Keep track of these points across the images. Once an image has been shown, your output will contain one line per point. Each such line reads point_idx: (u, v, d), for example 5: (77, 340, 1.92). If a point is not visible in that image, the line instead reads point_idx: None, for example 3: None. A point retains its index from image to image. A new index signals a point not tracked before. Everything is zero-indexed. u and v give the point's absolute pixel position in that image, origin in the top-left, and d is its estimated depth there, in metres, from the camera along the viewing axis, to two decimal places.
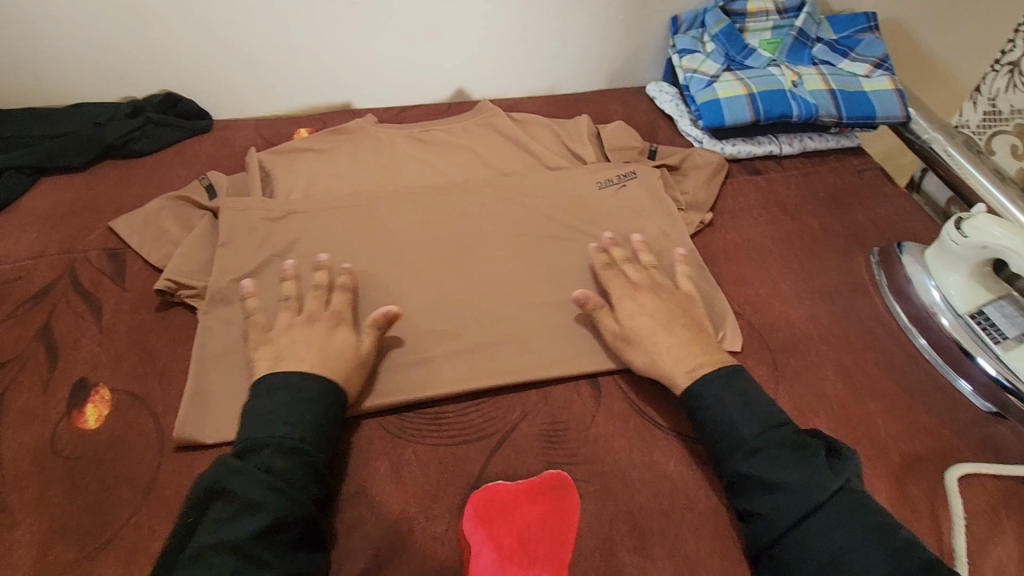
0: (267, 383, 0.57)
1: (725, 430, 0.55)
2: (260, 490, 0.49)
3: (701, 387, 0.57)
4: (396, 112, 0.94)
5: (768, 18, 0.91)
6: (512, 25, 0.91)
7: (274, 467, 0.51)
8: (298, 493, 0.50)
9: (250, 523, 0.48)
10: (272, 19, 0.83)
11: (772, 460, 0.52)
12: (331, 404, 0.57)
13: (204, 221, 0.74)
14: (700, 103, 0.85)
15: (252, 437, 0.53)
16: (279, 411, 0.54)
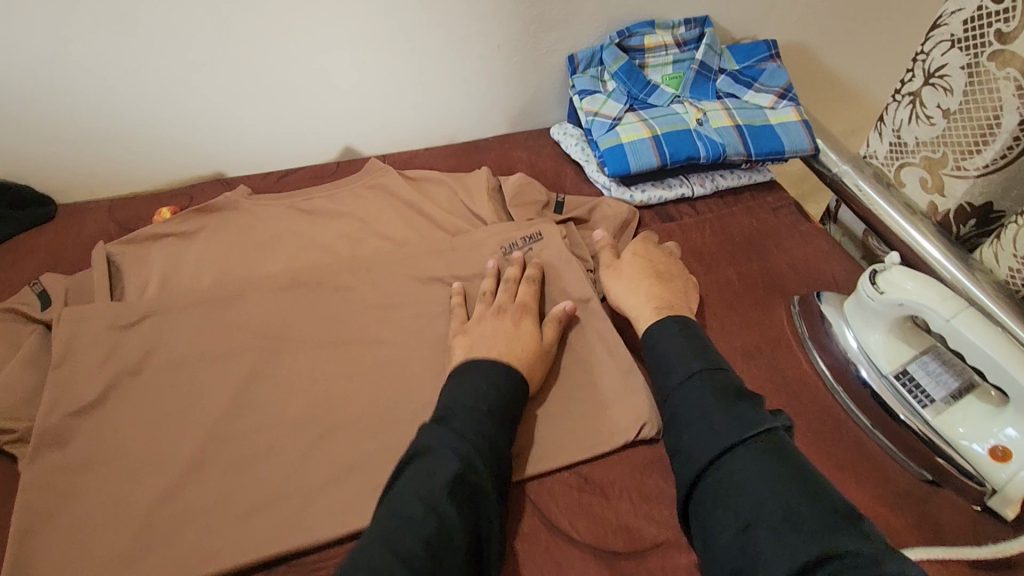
0: (469, 366, 0.56)
1: (666, 374, 0.57)
2: (452, 450, 0.47)
3: (661, 339, 0.60)
4: (276, 178, 0.85)
5: (668, 52, 0.86)
6: (394, 76, 0.82)
7: (465, 430, 0.49)
8: (485, 445, 0.49)
9: (436, 481, 0.45)
10: (112, 86, 0.72)
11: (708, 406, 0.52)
12: (512, 383, 0.55)
13: (34, 340, 0.63)
14: (603, 149, 0.80)
15: (442, 406, 0.52)
16: (475, 385, 0.53)
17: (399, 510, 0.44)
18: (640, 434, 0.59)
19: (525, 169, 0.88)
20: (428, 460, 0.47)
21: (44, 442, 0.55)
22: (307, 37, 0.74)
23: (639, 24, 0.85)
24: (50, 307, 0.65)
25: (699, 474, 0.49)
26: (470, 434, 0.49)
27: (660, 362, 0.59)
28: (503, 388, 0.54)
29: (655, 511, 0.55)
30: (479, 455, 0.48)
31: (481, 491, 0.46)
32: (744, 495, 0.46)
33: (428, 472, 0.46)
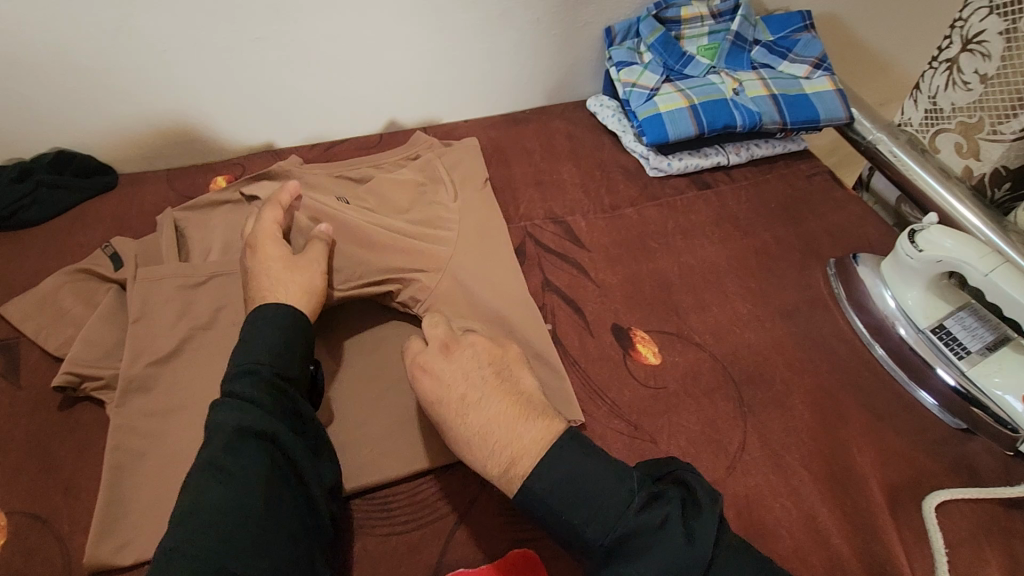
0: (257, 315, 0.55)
1: (580, 539, 0.45)
2: (236, 419, 0.47)
3: (537, 488, 0.46)
4: (324, 149, 0.88)
5: (703, 23, 0.88)
6: (438, 49, 0.84)
7: (254, 394, 0.49)
8: (277, 410, 0.49)
9: (220, 447, 0.46)
10: (172, 57, 0.74)
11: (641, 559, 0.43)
12: (295, 326, 0.55)
13: (110, 296, 0.66)
14: (642, 119, 0.82)
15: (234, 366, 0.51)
16: (261, 336, 0.53)
17: (203, 488, 0.44)
18: (679, 384, 0.62)
19: (563, 140, 0.90)
20: (212, 433, 0.48)
21: (128, 389, 0.59)
22: (357, 10, 0.77)
23: None
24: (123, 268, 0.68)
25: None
26: (258, 394, 0.49)
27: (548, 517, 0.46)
28: (294, 337, 0.54)
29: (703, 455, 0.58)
30: (271, 412, 0.49)
31: (281, 440, 0.48)
32: None
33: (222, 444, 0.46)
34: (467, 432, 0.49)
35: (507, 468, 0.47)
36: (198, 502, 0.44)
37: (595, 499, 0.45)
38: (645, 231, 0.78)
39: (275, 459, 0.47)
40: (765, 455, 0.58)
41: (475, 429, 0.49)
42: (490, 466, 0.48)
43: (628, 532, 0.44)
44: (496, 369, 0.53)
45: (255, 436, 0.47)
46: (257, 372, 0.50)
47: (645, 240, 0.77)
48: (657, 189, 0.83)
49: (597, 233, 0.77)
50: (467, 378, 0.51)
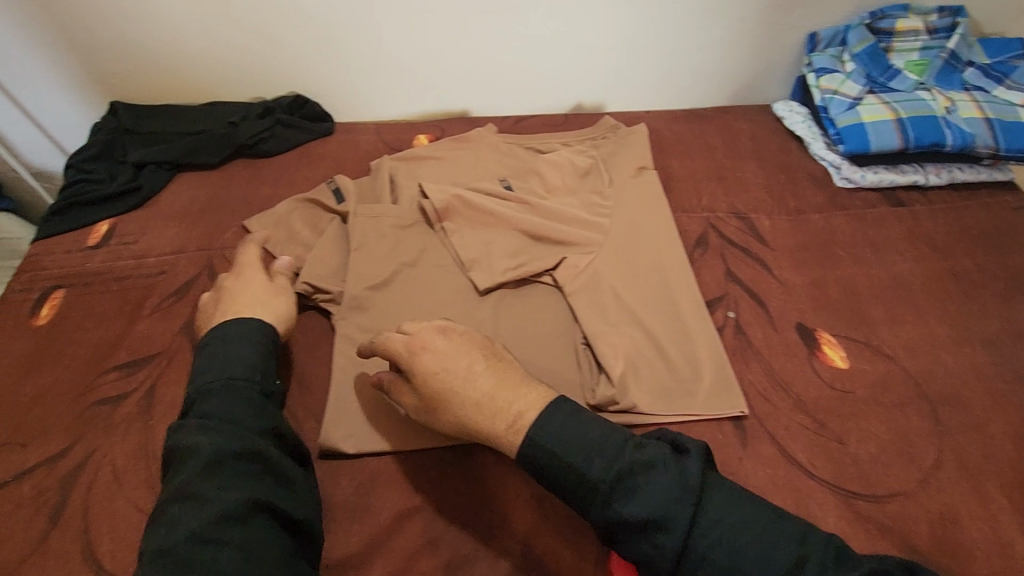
0: (221, 334, 0.56)
1: (572, 476, 0.47)
2: (214, 444, 0.47)
3: (540, 437, 0.48)
4: (513, 122, 0.94)
5: (917, 38, 0.86)
6: (639, 37, 0.88)
7: (220, 414, 0.49)
8: (256, 433, 0.49)
9: (195, 466, 0.46)
10: (408, 21, 0.84)
11: (641, 492, 0.45)
12: (240, 340, 0.56)
13: (334, 225, 0.75)
14: (841, 126, 0.82)
15: (198, 388, 0.52)
16: (225, 359, 0.54)
17: (194, 509, 0.44)
18: (866, 392, 0.62)
19: (747, 140, 0.90)
20: (185, 456, 0.47)
21: (350, 306, 0.66)
22: None
23: (893, 7, 0.86)
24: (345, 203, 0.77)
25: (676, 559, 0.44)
26: (221, 416, 0.49)
27: (550, 461, 0.48)
28: (257, 361, 0.55)
29: (893, 463, 0.57)
30: (245, 429, 0.49)
31: (269, 461, 0.48)
32: (745, 557, 0.43)
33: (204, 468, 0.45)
34: (472, 400, 0.51)
35: (513, 424, 0.50)
36: (187, 518, 0.43)
37: (597, 440, 0.48)
38: (832, 238, 0.77)
39: (259, 484, 0.46)
40: (962, 477, 0.56)
41: (484, 389, 0.51)
42: (498, 424, 0.50)
43: (632, 470, 0.46)
44: (479, 342, 0.55)
45: (233, 454, 0.47)
46: (220, 391, 0.51)
47: (832, 247, 0.75)
48: (845, 199, 0.81)
49: (781, 234, 0.77)
50: (465, 351, 0.54)
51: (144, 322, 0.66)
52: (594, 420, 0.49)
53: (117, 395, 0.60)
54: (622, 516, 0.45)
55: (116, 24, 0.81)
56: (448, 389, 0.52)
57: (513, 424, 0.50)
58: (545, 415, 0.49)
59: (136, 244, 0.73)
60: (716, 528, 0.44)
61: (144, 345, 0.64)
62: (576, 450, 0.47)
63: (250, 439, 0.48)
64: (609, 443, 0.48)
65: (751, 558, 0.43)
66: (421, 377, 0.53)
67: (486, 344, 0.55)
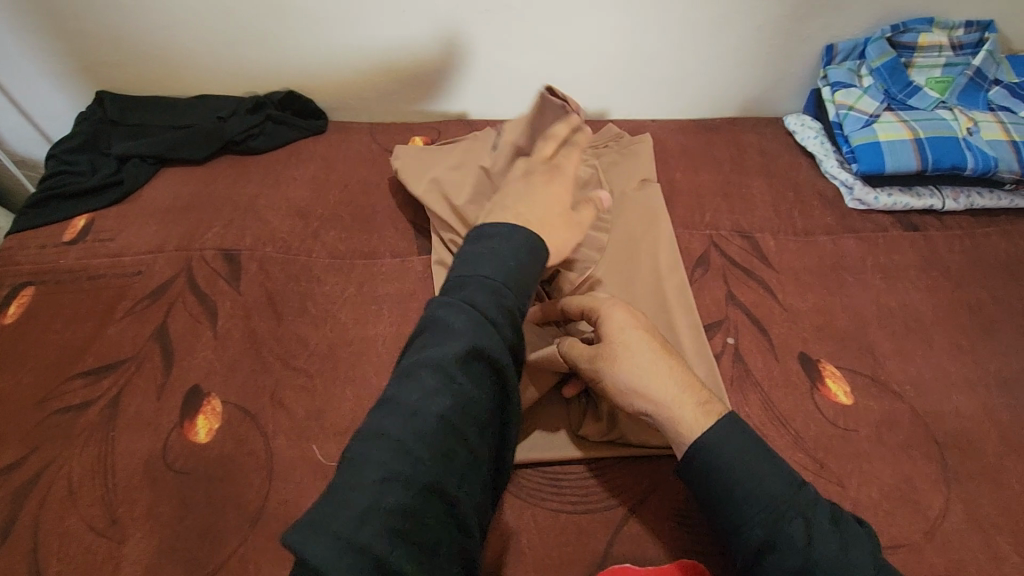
0: (478, 233, 0.49)
1: (743, 495, 0.43)
2: (469, 333, 0.40)
3: (718, 436, 0.45)
4: (513, 126, 0.90)
5: (941, 54, 0.82)
6: (648, 43, 0.84)
7: (480, 304, 0.42)
8: (503, 331, 0.42)
9: (452, 349, 0.39)
10: (407, 19, 0.80)
11: (819, 540, 0.41)
12: (517, 248, 0.47)
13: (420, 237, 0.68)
14: (855, 145, 0.78)
15: (449, 280, 0.45)
16: (497, 256, 0.46)
17: (434, 396, 0.38)
18: (870, 431, 0.58)
19: (755, 154, 0.86)
20: (440, 334, 0.41)
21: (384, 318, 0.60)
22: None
23: (917, 20, 0.81)
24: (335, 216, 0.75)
25: None
26: (487, 309, 0.42)
27: (719, 470, 0.44)
28: (521, 265, 0.47)
29: (897, 510, 0.53)
30: (504, 339, 0.42)
31: (507, 375, 0.41)
32: None
33: (453, 354, 0.39)
34: (649, 369, 0.48)
35: (701, 401, 0.47)
36: (401, 394, 0.38)
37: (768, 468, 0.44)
38: (841, 262, 0.73)
39: (486, 385, 0.40)
40: (970, 529, 0.52)
41: (653, 371, 0.48)
42: (683, 399, 0.47)
43: (805, 513, 0.42)
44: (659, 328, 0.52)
45: (489, 357, 0.40)
46: (484, 284, 0.44)
47: (840, 272, 0.72)
48: (856, 221, 0.77)
49: (787, 256, 0.73)
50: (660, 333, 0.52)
51: (115, 326, 0.63)
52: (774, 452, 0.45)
53: (80, 403, 0.57)
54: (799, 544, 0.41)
55: (104, 11, 0.78)
56: (630, 351, 0.49)
57: (698, 408, 0.46)
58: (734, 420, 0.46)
59: (113, 242, 0.71)
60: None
61: (113, 349, 0.61)
62: (759, 472, 0.43)
63: (493, 333, 0.41)
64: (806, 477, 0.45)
65: None
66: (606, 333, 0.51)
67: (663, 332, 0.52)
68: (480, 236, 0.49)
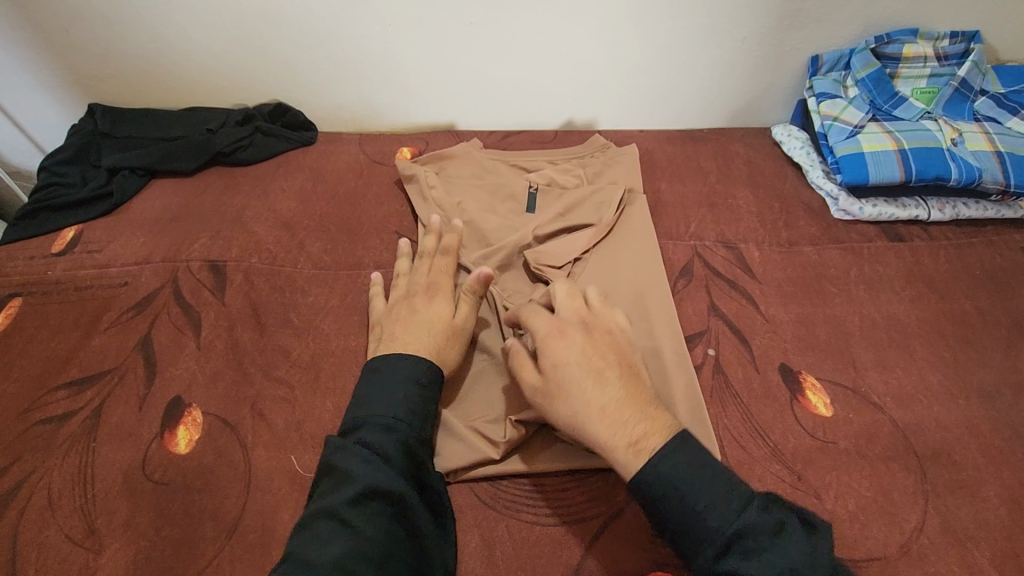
0: (385, 359, 0.57)
1: (689, 517, 0.45)
2: (365, 473, 0.48)
3: (662, 465, 0.46)
4: (500, 137, 0.91)
5: (926, 64, 0.82)
6: (633, 54, 0.85)
7: (376, 446, 0.50)
8: (401, 467, 0.50)
9: (347, 494, 0.47)
10: (392, 33, 0.81)
11: (761, 555, 0.43)
12: (418, 376, 0.55)
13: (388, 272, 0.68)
14: (839, 155, 0.78)
15: (353, 419, 0.53)
16: (386, 392, 0.54)
17: (336, 539, 0.45)
18: (849, 443, 0.58)
19: (741, 165, 0.86)
20: (338, 480, 0.48)
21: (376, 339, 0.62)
22: (568, 9, 0.79)
23: (901, 31, 0.81)
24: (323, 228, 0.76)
25: None
26: (381, 449, 0.50)
27: (670, 496, 0.45)
28: (419, 395, 0.55)
29: (874, 523, 0.53)
30: (400, 475, 0.49)
31: (409, 502, 0.48)
32: None
33: (348, 498, 0.47)
34: (585, 405, 0.50)
35: (635, 441, 0.48)
36: (308, 548, 0.45)
37: (710, 485, 0.46)
38: (824, 273, 0.73)
39: (388, 518, 0.47)
40: (948, 543, 0.52)
41: (592, 405, 0.50)
42: (618, 437, 0.48)
43: (749, 530, 0.44)
44: (621, 350, 0.55)
45: (381, 495, 0.48)
46: (379, 423, 0.52)
47: (823, 283, 0.72)
48: (841, 231, 0.77)
49: (770, 267, 0.73)
50: (603, 356, 0.53)
51: (100, 336, 0.64)
52: (720, 464, 0.47)
53: (62, 414, 0.58)
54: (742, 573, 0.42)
55: (95, 26, 0.79)
56: (568, 390, 0.51)
57: (629, 447, 0.48)
58: (678, 441, 0.48)
59: (101, 253, 0.71)
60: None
61: (97, 360, 0.62)
62: (697, 499, 0.45)
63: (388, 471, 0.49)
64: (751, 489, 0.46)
65: None
66: (552, 367, 0.52)
67: (621, 354, 0.54)
68: (384, 364, 0.56)
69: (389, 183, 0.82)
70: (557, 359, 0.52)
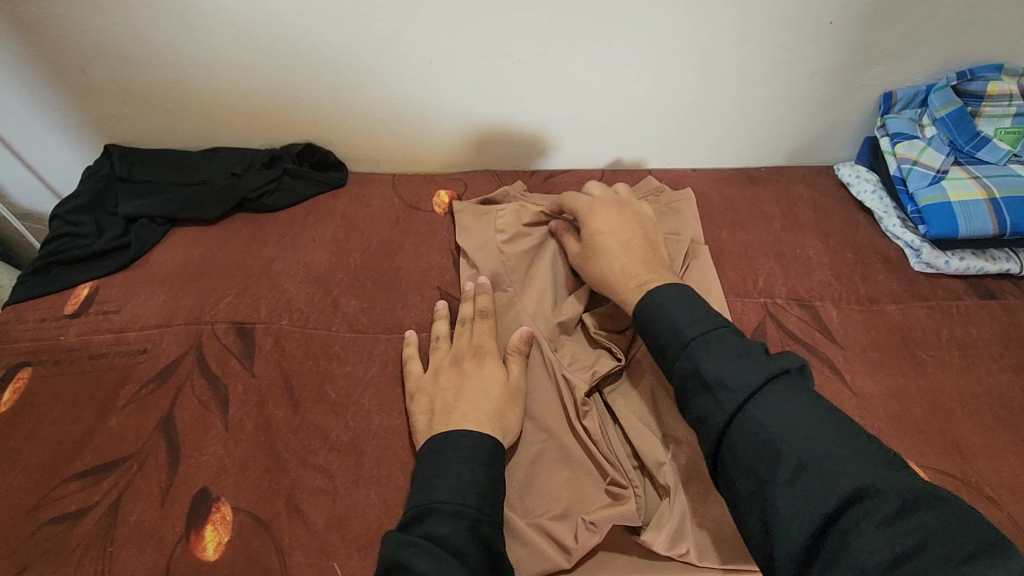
0: (444, 439, 0.51)
1: (668, 332, 0.51)
2: (436, 570, 0.41)
3: (651, 297, 0.55)
4: (544, 178, 0.85)
5: (1012, 103, 0.75)
6: (691, 91, 0.79)
7: (447, 538, 0.44)
8: (474, 564, 0.43)
9: None
10: (433, 69, 0.75)
11: (719, 357, 0.47)
12: (485, 456, 0.50)
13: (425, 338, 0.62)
14: (924, 205, 0.71)
15: (414, 508, 0.47)
16: (451, 474, 0.48)
17: None
18: None
19: (807, 209, 0.79)
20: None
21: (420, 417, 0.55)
22: (625, 43, 0.73)
23: (985, 67, 0.75)
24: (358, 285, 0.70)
25: (724, 428, 0.44)
26: (451, 542, 0.44)
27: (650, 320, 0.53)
28: (487, 478, 0.49)
29: None
30: (475, 573, 0.43)
31: None
32: (779, 434, 0.42)
33: None
34: (609, 261, 0.61)
35: (641, 282, 0.58)
36: None
37: (693, 318, 0.51)
38: (912, 336, 0.66)
39: None
40: None
41: (615, 261, 0.60)
42: (630, 282, 0.59)
43: (710, 340, 0.48)
44: (647, 231, 0.65)
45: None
46: (447, 510, 0.46)
47: (912, 347, 0.65)
48: (925, 287, 0.70)
49: (851, 328, 0.67)
50: (629, 228, 0.63)
51: (117, 415, 0.57)
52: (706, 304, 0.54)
53: (76, 510, 0.51)
54: (697, 368, 0.47)
55: (114, 65, 0.74)
56: (601, 250, 0.62)
57: (637, 287, 0.58)
58: (670, 286, 0.55)
59: (118, 314, 0.65)
60: (759, 406, 0.44)
61: (113, 444, 0.55)
62: (671, 324, 0.51)
63: (463, 567, 0.42)
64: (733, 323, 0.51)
65: (784, 437, 0.42)
66: (591, 234, 0.63)
67: (650, 232, 0.65)
68: (444, 444, 0.51)
69: (428, 231, 0.76)
70: (593, 225, 0.64)
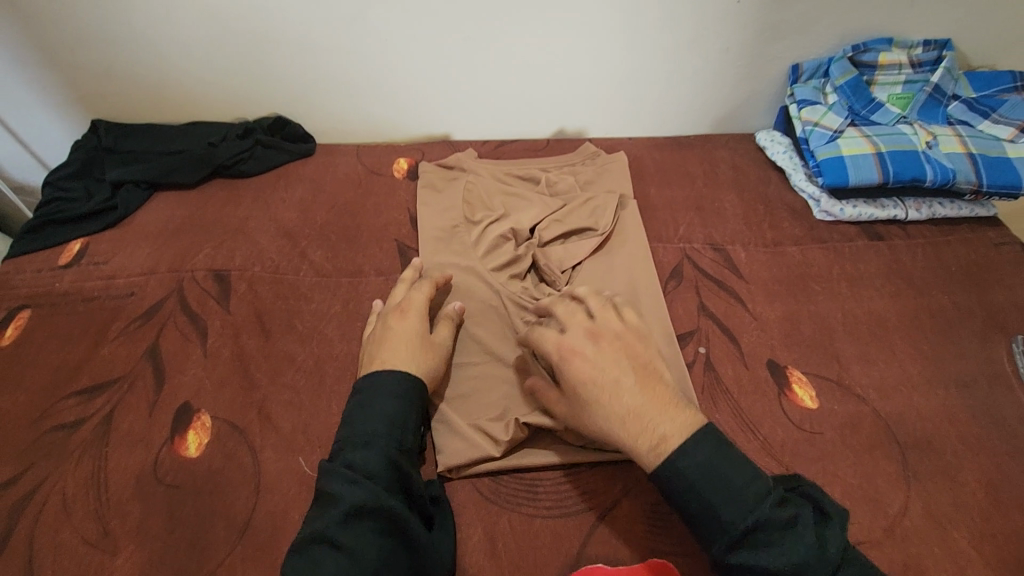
0: (370, 379, 0.57)
1: (706, 516, 0.47)
2: (348, 495, 0.49)
3: (681, 465, 0.48)
4: (495, 146, 0.94)
5: (901, 72, 0.85)
6: (622, 66, 0.88)
7: (360, 466, 0.51)
8: (386, 484, 0.50)
9: (333, 516, 0.48)
10: (389, 48, 0.83)
11: (773, 549, 0.45)
12: (400, 393, 0.55)
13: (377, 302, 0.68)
14: (821, 159, 0.81)
15: (338, 440, 0.53)
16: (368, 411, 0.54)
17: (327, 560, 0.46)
18: (829, 433, 0.61)
19: (727, 169, 0.89)
20: (327, 503, 0.49)
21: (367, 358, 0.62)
22: (561, 23, 0.82)
23: (877, 40, 0.85)
24: (323, 237, 0.78)
25: None
26: (364, 470, 0.50)
27: (684, 490, 0.48)
28: (402, 409, 0.55)
29: (858, 509, 0.55)
30: (386, 489, 0.50)
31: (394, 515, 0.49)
32: None
33: (336, 519, 0.48)
34: (611, 410, 0.51)
35: (656, 444, 0.49)
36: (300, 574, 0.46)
37: (732, 485, 0.47)
38: (808, 271, 0.76)
39: (377, 533, 0.48)
40: (929, 525, 0.54)
41: (623, 408, 0.51)
42: (641, 441, 0.50)
43: (759, 523, 0.46)
44: (633, 352, 0.55)
45: (370, 512, 0.49)
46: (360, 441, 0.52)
47: (807, 281, 0.75)
48: (823, 232, 0.80)
49: (756, 266, 0.76)
50: (616, 360, 0.54)
51: (108, 346, 0.65)
52: (739, 455, 0.50)
53: (74, 421, 0.59)
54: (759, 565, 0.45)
55: (98, 46, 0.81)
56: (594, 400, 0.52)
57: (654, 450, 0.49)
58: (695, 435, 0.49)
59: (107, 264, 0.73)
60: None
61: (105, 369, 0.63)
62: (711, 505, 0.47)
63: (371, 492, 0.49)
64: (769, 480, 0.49)
65: None
66: (573, 377, 0.54)
67: (641, 352, 0.55)
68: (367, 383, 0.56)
69: (388, 192, 0.85)
70: (583, 364, 0.54)
